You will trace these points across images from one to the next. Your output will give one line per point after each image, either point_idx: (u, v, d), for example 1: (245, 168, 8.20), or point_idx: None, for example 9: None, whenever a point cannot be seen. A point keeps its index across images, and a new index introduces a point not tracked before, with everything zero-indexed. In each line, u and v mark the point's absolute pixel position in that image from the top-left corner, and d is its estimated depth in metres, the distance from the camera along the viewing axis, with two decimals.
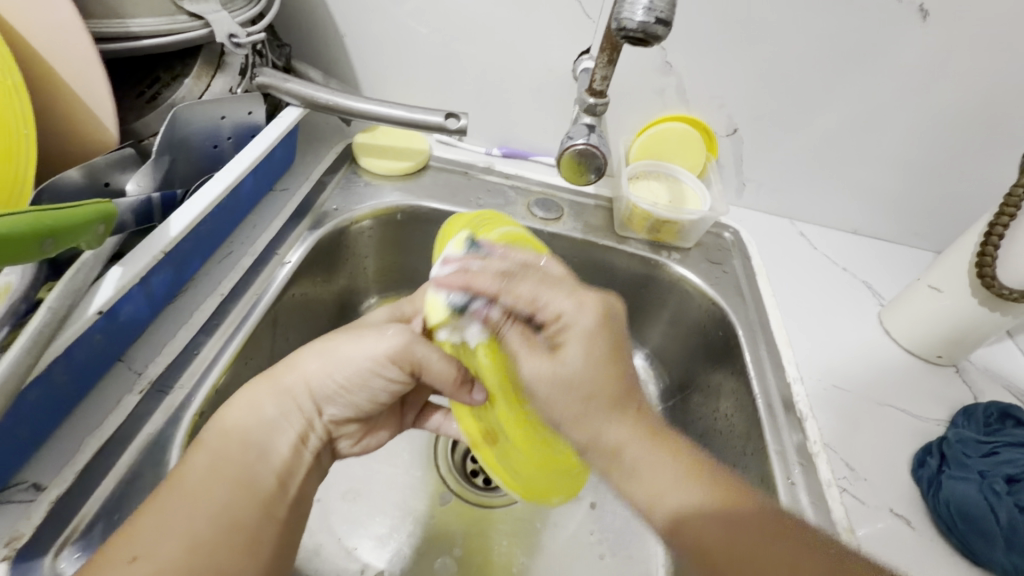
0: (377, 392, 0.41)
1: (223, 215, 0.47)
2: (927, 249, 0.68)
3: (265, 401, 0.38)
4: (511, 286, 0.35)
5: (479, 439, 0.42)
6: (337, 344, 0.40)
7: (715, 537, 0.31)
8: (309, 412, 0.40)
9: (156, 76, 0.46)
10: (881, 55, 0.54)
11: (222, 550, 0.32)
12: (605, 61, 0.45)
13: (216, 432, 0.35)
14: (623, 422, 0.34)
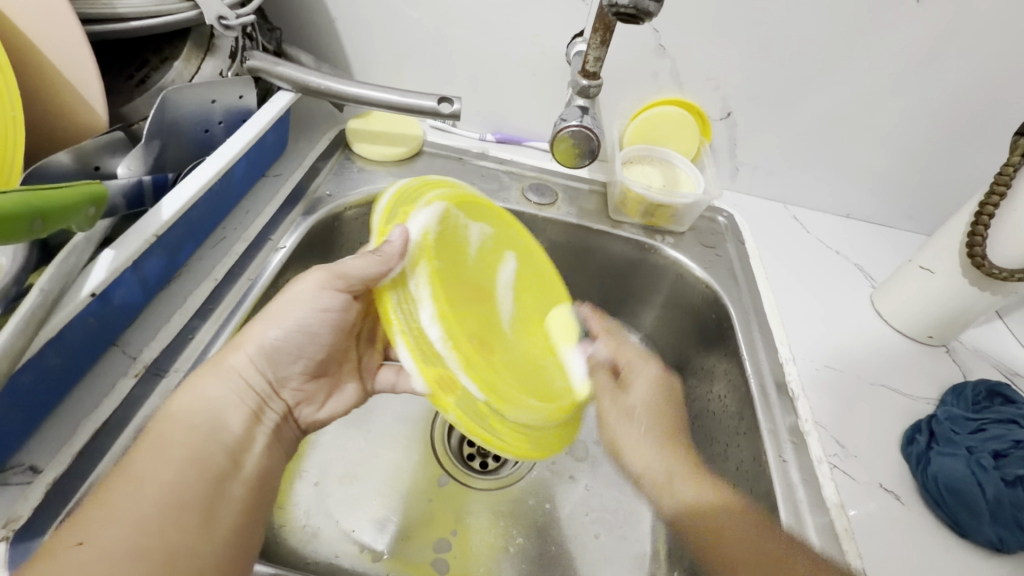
0: (321, 332, 0.43)
1: (215, 200, 0.47)
2: (919, 231, 0.69)
3: (210, 385, 0.38)
4: (619, 350, 0.52)
5: (434, 386, 0.35)
6: (276, 304, 0.42)
7: (742, 556, 0.38)
8: (262, 387, 0.41)
9: (144, 59, 0.46)
10: (875, 37, 0.54)
11: (181, 526, 0.32)
12: (599, 41, 0.45)
13: (164, 418, 0.35)
14: (665, 454, 0.46)
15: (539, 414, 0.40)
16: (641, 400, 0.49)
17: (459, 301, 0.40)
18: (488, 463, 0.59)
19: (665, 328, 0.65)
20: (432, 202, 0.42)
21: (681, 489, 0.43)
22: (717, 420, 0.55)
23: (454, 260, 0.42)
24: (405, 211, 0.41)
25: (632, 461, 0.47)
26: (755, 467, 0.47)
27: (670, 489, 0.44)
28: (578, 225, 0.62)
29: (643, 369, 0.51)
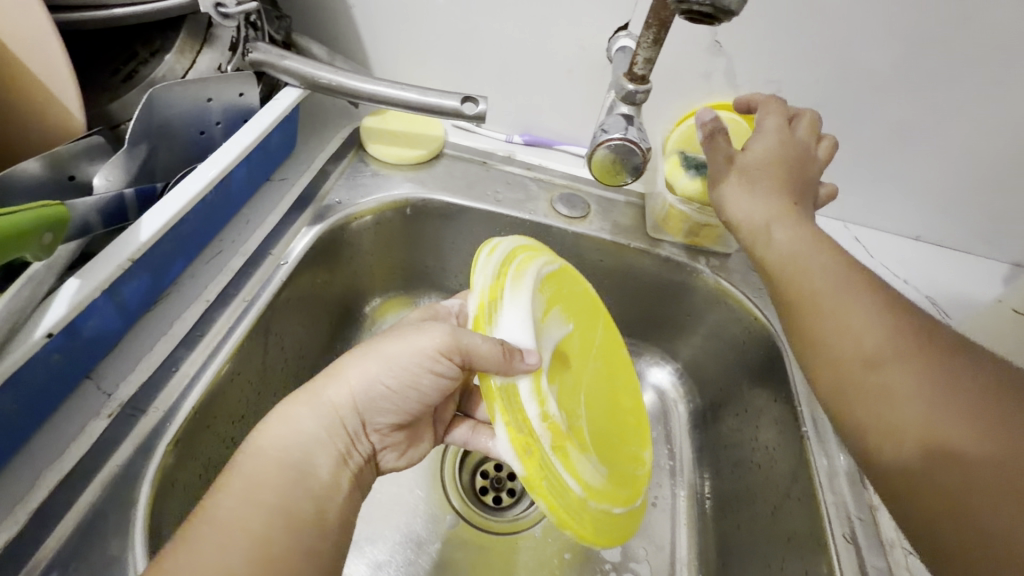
0: (427, 392, 0.35)
1: (210, 211, 0.42)
2: (1002, 260, 0.60)
3: (303, 416, 0.33)
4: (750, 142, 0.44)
5: (521, 457, 0.30)
6: (382, 343, 0.35)
7: (933, 487, 0.30)
8: (352, 426, 0.35)
9: (133, 51, 0.41)
10: (978, 36, 0.46)
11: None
12: (652, 40, 0.38)
13: (251, 453, 0.31)
14: (818, 250, 0.40)
15: (608, 493, 0.36)
16: (758, 156, 0.43)
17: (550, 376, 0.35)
18: (501, 499, 0.54)
19: (705, 360, 0.58)
20: (536, 280, 0.37)
21: (904, 378, 0.33)
22: (761, 475, 0.48)
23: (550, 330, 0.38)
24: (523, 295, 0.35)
25: (793, 277, 0.40)
26: (810, 540, 0.41)
27: (887, 373, 0.34)
28: (611, 243, 0.56)
29: (767, 127, 0.44)
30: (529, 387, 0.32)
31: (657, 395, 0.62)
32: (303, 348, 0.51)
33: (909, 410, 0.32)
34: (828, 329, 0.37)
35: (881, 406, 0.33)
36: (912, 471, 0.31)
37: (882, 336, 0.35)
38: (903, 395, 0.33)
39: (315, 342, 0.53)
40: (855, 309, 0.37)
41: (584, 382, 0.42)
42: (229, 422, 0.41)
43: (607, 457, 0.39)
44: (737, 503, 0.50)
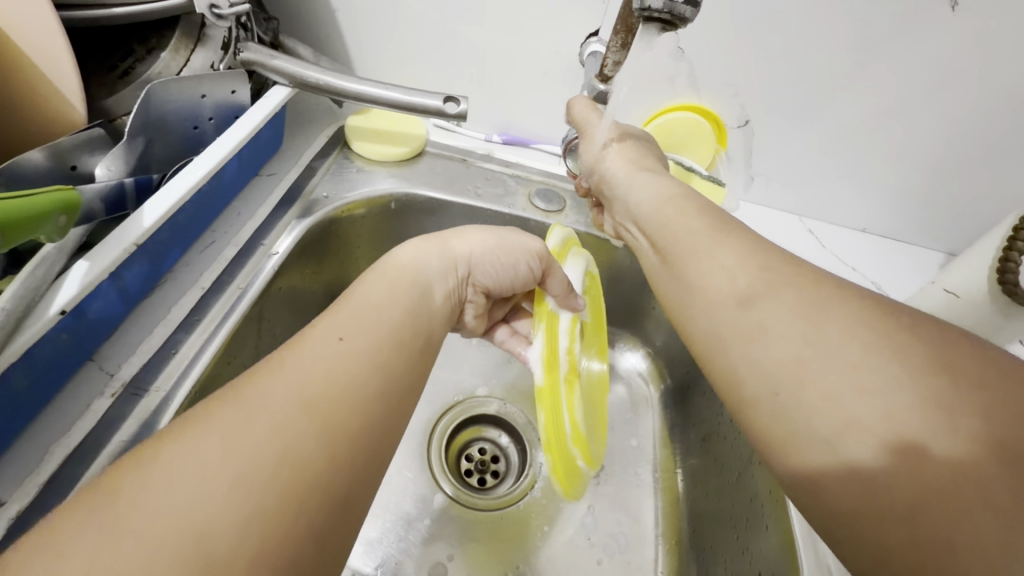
0: (517, 277, 0.44)
1: (203, 202, 0.44)
2: (938, 249, 0.66)
3: (432, 257, 0.39)
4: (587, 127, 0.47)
5: (545, 370, 0.39)
6: (506, 232, 0.43)
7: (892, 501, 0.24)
8: (457, 287, 0.41)
9: (130, 48, 0.43)
10: (907, 45, 0.51)
11: (321, 436, 0.25)
12: (619, 44, 0.41)
13: (391, 265, 0.37)
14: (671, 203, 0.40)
15: (582, 453, 0.41)
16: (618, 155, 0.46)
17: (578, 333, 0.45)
18: (485, 480, 0.57)
19: (675, 342, 0.62)
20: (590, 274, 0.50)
21: (785, 349, 0.29)
22: (726, 446, 0.52)
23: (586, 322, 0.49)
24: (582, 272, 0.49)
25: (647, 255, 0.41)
26: (768, 499, 0.45)
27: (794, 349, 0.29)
28: (585, 235, 0.59)
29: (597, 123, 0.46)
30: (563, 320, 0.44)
31: (631, 378, 0.66)
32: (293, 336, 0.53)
33: (783, 354, 0.29)
34: (688, 276, 0.35)
35: (788, 364, 0.29)
36: (794, 406, 0.28)
37: (758, 278, 0.32)
38: (792, 360, 0.29)
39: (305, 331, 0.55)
40: (710, 246, 0.35)
41: (600, 372, 0.51)
42: None
43: (592, 426, 0.46)
44: (706, 473, 0.54)
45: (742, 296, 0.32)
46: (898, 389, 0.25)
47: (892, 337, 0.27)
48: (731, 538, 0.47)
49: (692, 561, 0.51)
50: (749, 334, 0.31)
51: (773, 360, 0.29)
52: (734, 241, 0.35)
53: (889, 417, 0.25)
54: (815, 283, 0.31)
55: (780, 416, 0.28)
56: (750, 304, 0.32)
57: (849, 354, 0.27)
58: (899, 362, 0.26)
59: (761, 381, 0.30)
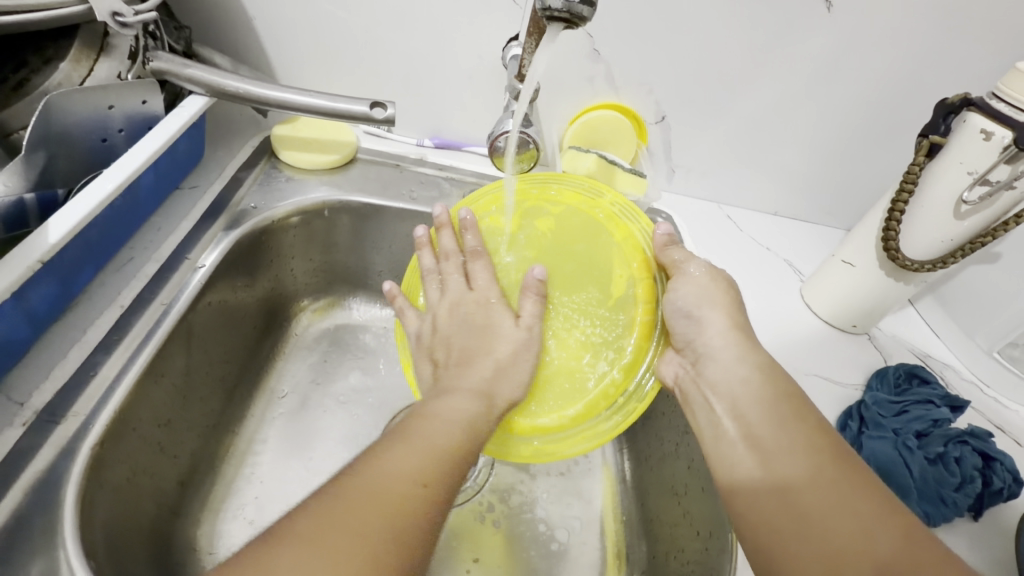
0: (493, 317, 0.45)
1: (117, 217, 0.42)
2: (840, 227, 0.73)
3: (502, 323, 0.45)
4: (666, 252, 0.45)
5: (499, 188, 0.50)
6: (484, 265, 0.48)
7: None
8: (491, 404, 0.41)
9: (23, 59, 0.40)
10: (793, 44, 0.56)
11: (402, 518, 0.30)
12: (534, 45, 0.43)
13: (462, 310, 0.46)
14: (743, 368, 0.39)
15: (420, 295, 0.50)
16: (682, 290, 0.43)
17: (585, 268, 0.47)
18: None
19: None
20: (632, 324, 0.45)
21: (763, 476, 0.34)
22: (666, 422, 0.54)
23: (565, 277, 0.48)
24: (638, 307, 0.46)
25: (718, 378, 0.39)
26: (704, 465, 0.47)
27: (764, 483, 0.34)
28: None
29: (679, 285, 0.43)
30: (601, 243, 0.48)
31: None
32: (226, 354, 0.51)
33: (758, 477, 0.34)
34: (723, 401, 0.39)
35: (763, 464, 0.34)
36: (761, 510, 0.33)
37: (763, 417, 0.36)
38: (762, 482, 0.34)
39: (240, 348, 0.53)
40: (766, 399, 0.37)
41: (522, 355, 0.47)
42: (153, 426, 0.41)
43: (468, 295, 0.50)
44: (648, 450, 0.56)
45: (754, 435, 0.36)
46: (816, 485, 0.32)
47: (843, 495, 0.31)
48: (672, 505, 0.50)
49: (643, 537, 0.53)
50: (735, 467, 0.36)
51: (745, 464, 0.36)
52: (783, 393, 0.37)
53: (804, 497, 0.32)
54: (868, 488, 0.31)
55: (770, 504, 0.33)
56: (791, 457, 0.34)
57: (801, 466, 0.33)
58: (813, 489, 0.32)
59: (747, 482, 0.35)
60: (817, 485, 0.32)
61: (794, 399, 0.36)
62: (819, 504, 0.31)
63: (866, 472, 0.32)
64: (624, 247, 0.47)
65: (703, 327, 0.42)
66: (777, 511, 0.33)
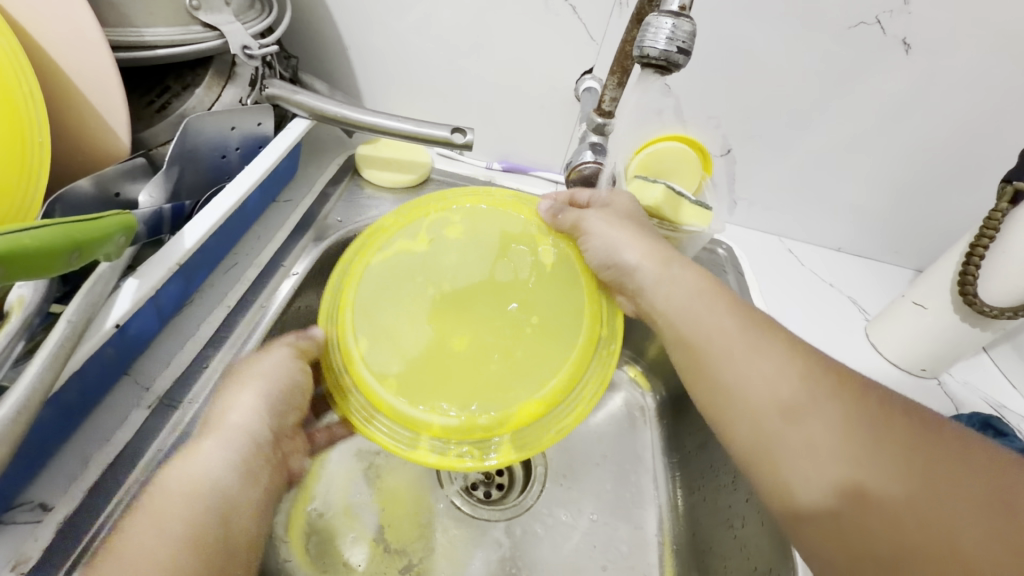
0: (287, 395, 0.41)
1: (230, 226, 0.47)
2: (907, 266, 0.72)
3: (269, 371, 0.41)
4: (561, 214, 0.47)
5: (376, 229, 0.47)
6: (256, 365, 0.41)
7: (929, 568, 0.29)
8: (262, 437, 0.39)
9: (166, 85, 0.46)
10: (868, 84, 0.56)
11: None
12: (615, 83, 0.46)
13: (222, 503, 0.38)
14: (679, 288, 0.42)
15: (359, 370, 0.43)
16: (597, 238, 0.45)
17: (505, 275, 0.46)
18: (492, 492, 0.59)
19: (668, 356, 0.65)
20: (582, 301, 0.45)
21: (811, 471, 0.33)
22: (721, 453, 0.54)
23: (508, 283, 0.46)
24: (583, 292, 0.46)
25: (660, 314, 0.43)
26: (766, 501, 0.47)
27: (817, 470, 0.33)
28: None
29: (594, 221, 0.45)
30: (510, 225, 0.48)
31: (629, 394, 0.67)
32: None
33: (814, 473, 0.33)
34: (726, 380, 0.38)
35: (806, 444, 0.34)
36: (840, 514, 0.32)
37: (768, 385, 0.36)
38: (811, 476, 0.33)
39: None
40: (745, 356, 0.38)
41: (497, 370, 0.44)
42: None
43: (385, 301, 0.45)
44: (700, 479, 0.56)
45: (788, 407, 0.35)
46: (863, 463, 0.33)
47: (900, 457, 0.32)
48: (727, 537, 0.51)
49: (694, 566, 0.54)
50: (771, 454, 0.35)
51: (813, 481, 0.33)
52: (733, 312, 0.40)
53: (868, 475, 0.32)
54: (891, 418, 0.34)
55: (845, 503, 0.32)
56: (798, 416, 0.35)
57: (838, 425, 0.34)
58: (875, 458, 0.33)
59: (805, 486, 0.33)
60: (871, 454, 0.33)
61: (753, 332, 0.39)
62: (875, 470, 0.32)
63: (874, 403, 0.35)
64: (531, 223, 0.48)
65: (638, 274, 0.44)
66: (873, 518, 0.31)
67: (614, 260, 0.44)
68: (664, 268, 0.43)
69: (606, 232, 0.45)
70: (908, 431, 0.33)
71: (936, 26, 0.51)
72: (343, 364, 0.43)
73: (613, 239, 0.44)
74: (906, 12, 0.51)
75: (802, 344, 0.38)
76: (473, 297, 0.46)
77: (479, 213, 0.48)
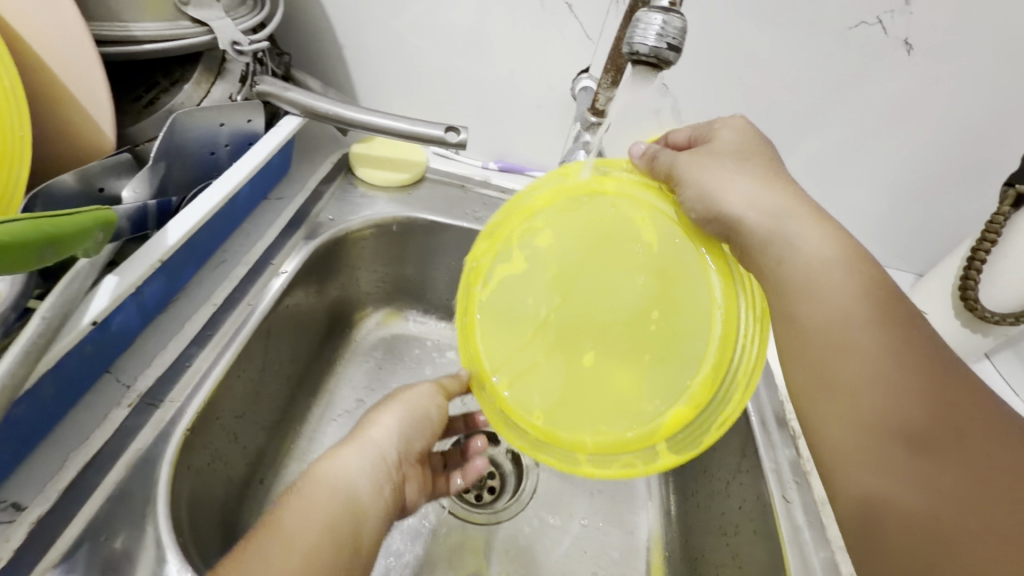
0: (426, 426, 0.44)
1: (219, 222, 0.46)
2: (909, 270, 0.70)
3: (415, 401, 0.44)
4: (654, 162, 0.39)
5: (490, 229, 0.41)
6: (402, 397, 0.44)
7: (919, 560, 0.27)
8: (392, 456, 0.41)
9: (155, 80, 0.46)
10: (869, 85, 0.55)
11: None
12: (610, 82, 0.45)
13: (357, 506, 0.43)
14: (827, 243, 0.35)
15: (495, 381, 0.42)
16: (732, 145, 0.39)
17: (617, 265, 0.40)
18: (483, 496, 0.58)
19: None
20: (714, 289, 0.39)
21: (867, 479, 0.30)
22: (715, 459, 0.53)
23: (621, 273, 0.40)
24: (714, 278, 0.39)
25: (770, 263, 0.35)
26: (759, 508, 0.46)
27: (849, 468, 0.30)
28: None
29: (707, 162, 0.38)
30: (597, 211, 0.40)
31: None
32: (294, 355, 0.54)
33: (841, 436, 0.31)
34: (834, 370, 0.32)
35: (867, 437, 0.30)
36: (870, 516, 0.29)
37: (888, 407, 0.30)
38: (907, 500, 0.28)
39: (306, 350, 0.57)
40: (858, 347, 0.32)
41: (627, 376, 0.41)
42: (232, 418, 0.45)
43: (514, 309, 0.42)
44: (693, 486, 0.56)
45: (912, 433, 0.29)
46: (935, 479, 0.28)
47: (949, 475, 0.27)
48: (719, 545, 0.50)
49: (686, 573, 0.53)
50: (836, 463, 0.31)
51: (875, 481, 0.29)
52: (862, 281, 0.34)
53: (910, 502, 0.28)
54: (970, 424, 0.28)
55: (860, 517, 0.30)
56: (917, 441, 0.29)
57: (907, 418, 0.29)
58: (908, 477, 0.28)
59: (899, 503, 0.28)
60: (925, 450, 0.28)
61: (899, 307, 0.33)
62: (946, 501, 0.27)
63: (969, 392, 0.30)
64: (629, 199, 0.40)
65: (790, 227, 0.35)
66: (898, 529, 0.28)
67: (715, 218, 0.37)
68: (775, 224, 0.35)
69: (704, 180, 0.37)
70: (984, 439, 0.28)
71: (938, 26, 0.50)
72: (479, 376, 0.42)
73: (714, 179, 0.37)
74: (907, 11, 0.50)
75: (891, 317, 0.32)
76: (585, 303, 0.41)
77: (578, 206, 0.41)
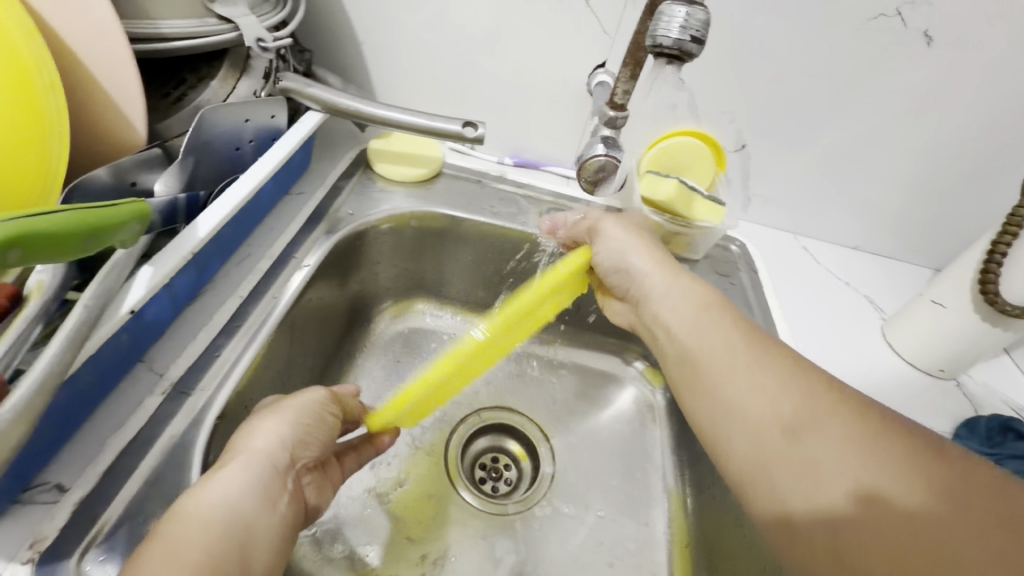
0: (316, 434, 0.40)
1: (244, 217, 0.47)
2: (926, 265, 0.70)
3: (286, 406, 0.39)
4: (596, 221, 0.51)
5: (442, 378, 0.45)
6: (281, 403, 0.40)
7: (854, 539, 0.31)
8: (285, 463, 0.37)
9: (182, 78, 0.47)
10: (888, 78, 0.55)
11: None
12: (628, 75, 0.46)
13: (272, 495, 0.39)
14: (723, 324, 0.41)
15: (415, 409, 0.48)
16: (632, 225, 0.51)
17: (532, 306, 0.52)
18: (499, 487, 0.60)
19: None
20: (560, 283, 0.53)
21: (787, 483, 0.34)
22: None
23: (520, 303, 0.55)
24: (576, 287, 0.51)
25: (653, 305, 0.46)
26: None
27: (772, 479, 0.35)
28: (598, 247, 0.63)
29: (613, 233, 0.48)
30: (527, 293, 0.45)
31: (638, 389, 0.67)
32: (315, 347, 0.55)
33: (784, 483, 0.34)
34: (726, 397, 0.38)
35: (775, 434, 0.35)
36: (842, 518, 0.31)
37: (769, 404, 0.36)
38: (806, 491, 0.33)
39: (326, 343, 0.58)
40: (747, 366, 0.39)
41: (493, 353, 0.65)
42: None
43: (449, 378, 0.47)
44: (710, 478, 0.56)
45: (790, 426, 0.35)
46: (871, 465, 0.32)
47: (872, 436, 0.33)
48: (736, 536, 0.50)
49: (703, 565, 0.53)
50: (760, 469, 0.35)
51: (793, 484, 0.34)
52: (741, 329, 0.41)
53: (849, 505, 0.31)
54: (887, 430, 0.33)
55: (822, 529, 0.32)
56: (794, 433, 0.35)
57: (859, 459, 0.32)
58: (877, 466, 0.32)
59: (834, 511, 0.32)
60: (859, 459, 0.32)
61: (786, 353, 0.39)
62: (883, 506, 0.31)
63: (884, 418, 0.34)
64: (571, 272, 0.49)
65: (655, 291, 0.46)
66: (825, 521, 0.32)
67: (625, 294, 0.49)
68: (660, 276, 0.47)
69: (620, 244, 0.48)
70: (909, 438, 0.33)
71: (958, 18, 0.50)
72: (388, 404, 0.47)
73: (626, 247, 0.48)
74: (928, 3, 0.50)
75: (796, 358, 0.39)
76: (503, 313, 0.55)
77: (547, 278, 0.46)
